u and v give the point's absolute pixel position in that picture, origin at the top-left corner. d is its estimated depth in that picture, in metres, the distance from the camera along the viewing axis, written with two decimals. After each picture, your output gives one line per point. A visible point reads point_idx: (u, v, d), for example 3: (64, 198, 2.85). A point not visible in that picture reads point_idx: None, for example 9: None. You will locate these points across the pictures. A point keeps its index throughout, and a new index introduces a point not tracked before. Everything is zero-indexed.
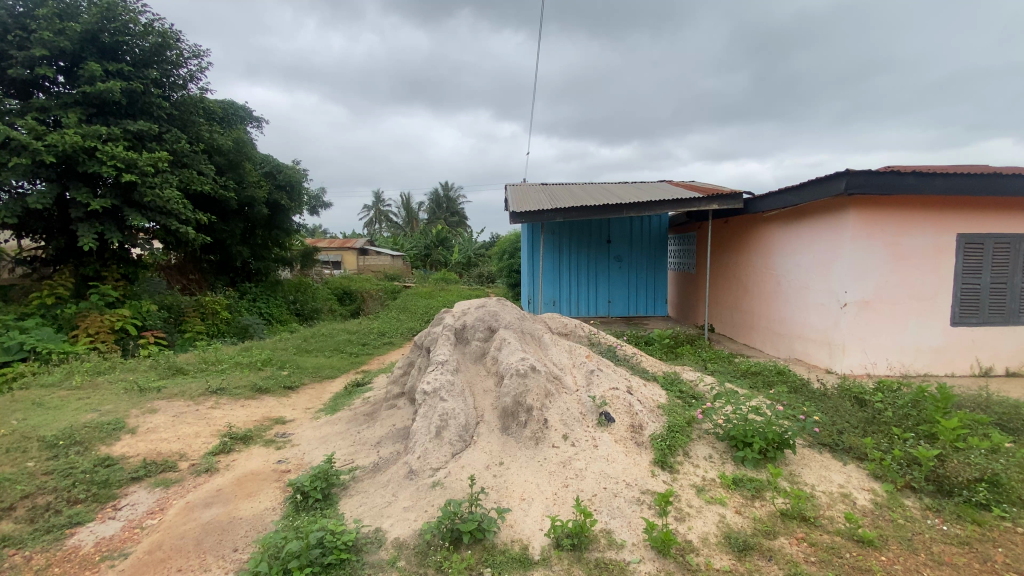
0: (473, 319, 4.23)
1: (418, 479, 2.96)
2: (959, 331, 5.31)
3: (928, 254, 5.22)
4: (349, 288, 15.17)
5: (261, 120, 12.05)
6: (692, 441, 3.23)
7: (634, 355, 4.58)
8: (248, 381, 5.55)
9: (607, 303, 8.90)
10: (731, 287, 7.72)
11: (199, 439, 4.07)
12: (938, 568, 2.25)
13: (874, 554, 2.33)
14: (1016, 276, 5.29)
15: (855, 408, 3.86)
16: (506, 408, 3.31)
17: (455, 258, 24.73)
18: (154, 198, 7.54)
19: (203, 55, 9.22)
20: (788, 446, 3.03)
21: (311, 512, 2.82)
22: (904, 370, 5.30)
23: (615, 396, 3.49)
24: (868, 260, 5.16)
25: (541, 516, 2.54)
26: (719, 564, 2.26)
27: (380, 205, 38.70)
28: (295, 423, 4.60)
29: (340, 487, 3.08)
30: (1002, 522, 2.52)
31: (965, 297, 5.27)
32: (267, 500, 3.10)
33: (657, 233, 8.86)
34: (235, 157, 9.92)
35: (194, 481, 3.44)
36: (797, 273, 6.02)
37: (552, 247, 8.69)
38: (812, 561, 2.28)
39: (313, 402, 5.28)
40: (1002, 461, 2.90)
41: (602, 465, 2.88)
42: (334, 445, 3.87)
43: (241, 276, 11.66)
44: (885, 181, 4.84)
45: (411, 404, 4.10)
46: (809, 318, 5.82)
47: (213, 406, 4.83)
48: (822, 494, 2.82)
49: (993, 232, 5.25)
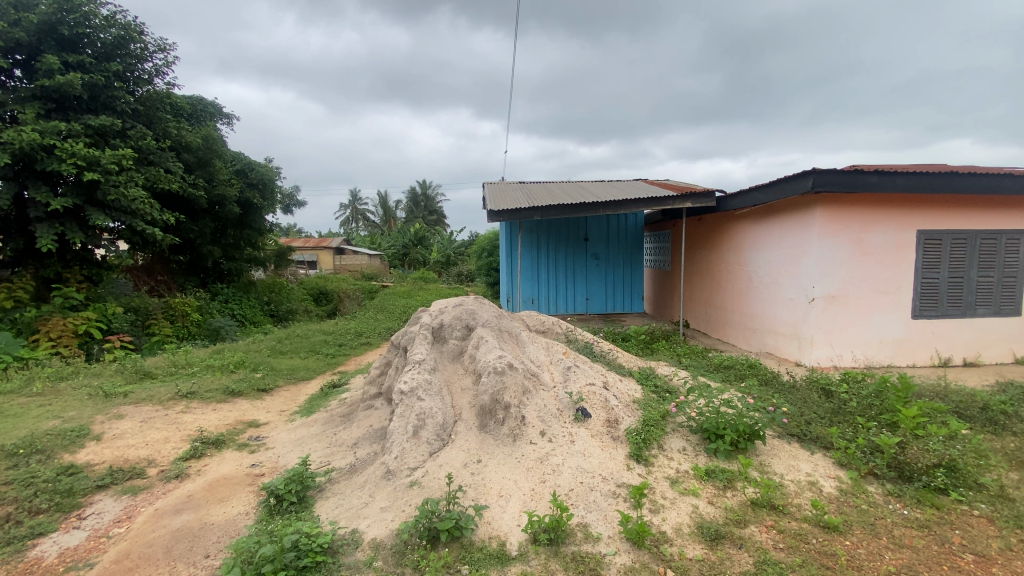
0: (451, 317, 4.23)
1: (395, 479, 2.94)
2: (920, 323, 5.54)
3: (890, 249, 5.43)
4: (325, 287, 14.92)
5: (232, 116, 11.76)
6: (667, 434, 3.28)
7: (611, 351, 4.65)
8: (220, 385, 5.41)
9: (585, 300, 8.98)
10: (706, 283, 7.86)
11: (169, 444, 3.97)
12: (899, 550, 2.35)
13: (839, 539, 2.42)
14: (972, 270, 5.54)
15: (823, 399, 4.00)
16: (484, 406, 3.33)
17: (434, 256, 24.54)
18: (118, 197, 7.30)
19: (170, 50, 8.98)
20: (759, 437, 3.11)
21: (286, 515, 2.77)
22: (869, 362, 5.50)
23: (592, 391, 3.53)
24: (834, 256, 5.34)
25: (519, 513, 2.55)
26: (692, 554, 2.32)
27: (357, 204, 38.31)
28: (270, 425, 4.53)
29: (315, 489, 3.04)
30: (959, 506, 2.66)
31: (926, 291, 5.50)
32: (240, 505, 3.04)
33: (633, 231, 8.99)
34: (205, 155, 9.55)
35: (164, 488, 3.35)
36: (768, 269, 6.19)
37: (530, 245, 8.72)
38: (780, 547, 2.36)
39: (288, 404, 5.19)
40: (959, 446, 3.05)
41: (579, 460, 2.91)
42: (309, 447, 3.82)
43: (212, 277, 11.35)
44: (849, 179, 5.01)
45: (389, 404, 4.07)
46: (779, 313, 5.98)
47: (184, 410, 4.71)
48: (790, 482, 2.91)
49: (952, 229, 5.48)
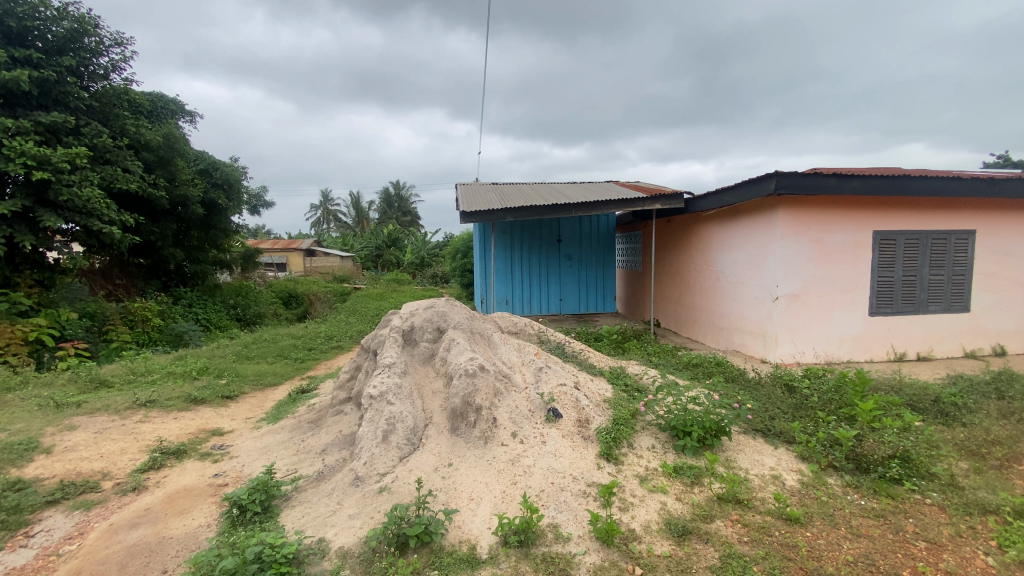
0: (422, 320, 4.18)
1: (364, 485, 2.89)
2: (877, 320, 5.78)
3: (848, 249, 5.64)
4: (295, 290, 14.58)
5: (194, 114, 11.37)
6: (636, 432, 3.33)
7: (583, 351, 4.69)
8: (181, 392, 5.22)
9: (559, 301, 9.03)
10: (675, 283, 8.02)
11: (125, 456, 3.81)
12: (857, 540, 2.43)
13: (800, 530, 2.50)
14: (924, 269, 5.81)
15: (786, 395, 4.13)
16: (456, 408, 3.30)
17: (408, 257, 24.30)
18: (72, 197, 6.99)
19: (128, 44, 8.64)
20: (725, 433, 3.19)
21: (249, 526, 2.69)
22: (829, 358, 5.71)
23: (563, 391, 3.56)
24: (796, 256, 5.52)
25: (490, 515, 2.55)
26: (660, 550, 2.35)
27: (328, 205, 37.62)
28: (234, 433, 4.39)
29: (281, 498, 2.97)
30: (913, 495, 2.79)
31: (881, 289, 5.74)
32: (200, 517, 2.93)
33: (605, 232, 9.09)
34: (166, 154, 9.17)
35: (120, 502, 3.20)
36: (734, 268, 6.35)
37: (503, 247, 8.73)
38: (744, 540, 2.42)
39: (254, 412, 5.05)
40: (912, 438, 3.19)
41: (550, 460, 2.93)
42: (276, 455, 3.72)
43: (175, 280, 10.94)
44: (809, 182, 5.19)
45: (359, 409, 4.00)
46: (745, 311, 6.14)
47: (142, 420, 4.52)
48: (755, 477, 2.99)
49: (905, 229, 5.74)
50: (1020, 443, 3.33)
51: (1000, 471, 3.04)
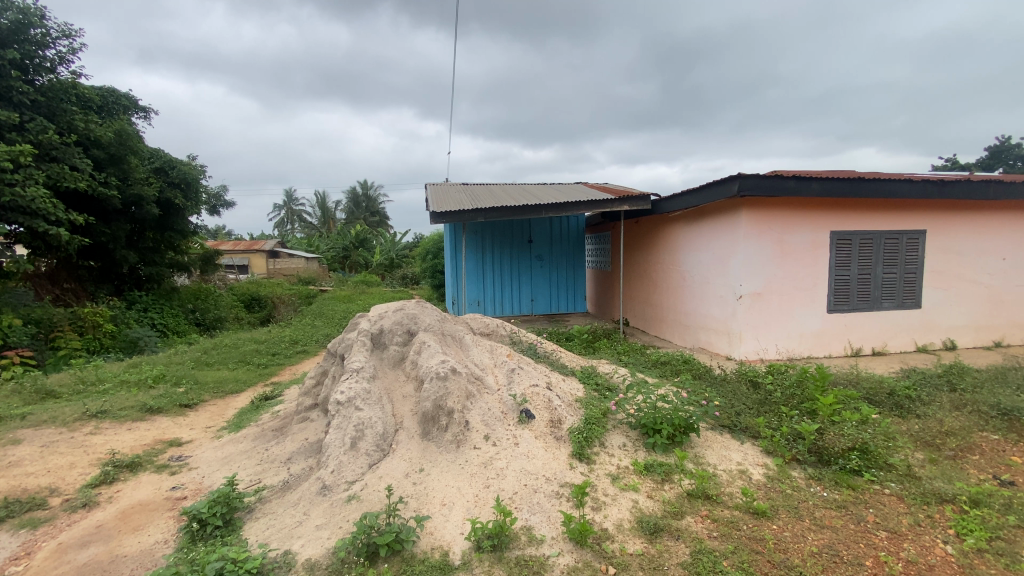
0: (391, 323, 4.10)
1: (332, 494, 2.81)
2: (834, 317, 6.01)
3: (807, 249, 5.85)
4: (257, 293, 14.11)
5: (148, 110, 10.84)
6: (608, 431, 3.35)
7: (555, 351, 4.70)
8: (136, 402, 4.96)
9: (530, 301, 9.05)
10: (643, 283, 8.14)
11: (74, 471, 3.58)
12: (820, 531, 2.51)
13: (767, 523, 2.57)
14: (878, 268, 6.09)
15: (751, 391, 4.24)
16: (427, 413, 3.26)
17: (377, 258, 23.91)
18: (13, 196, 6.56)
19: (77, 36, 8.19)
20: (693, 430, 3.25)
21: (210, 541, 2.57)
22: (790, 354, 5.91)
23: (536, 392, 3.55)
24: (758, 255, 5.69)
25: (462, 520, 2.51)
26: (633, 548, 2.37)
27: (292, 205, 36.64)
28: (193, 444, 4.20)
29: (244, 510, 2.85)
30: (872, 485, 2.90)
31: (838, 287, 5.98)
32: (157, 533, 2.79)
33: (575, 233, 9.15)
34: (118, 152, 8.67)
35: (69, 519, 3.01)
36: (699, 268, 6.50)
37: (474, 248, 8.69)
38: (714, 536, 2.46)
39: (215, 420, 4.84)
40: (870, 430, 3.34)
41: (523, 462, 2.91)
42: (238, 465, 3.58)
43: (128, 284, 10.39)
44: (770, 184, 5.35)
45: (326, 416, 3.89)
46: (711, 310, 6.30)
47: (93, 432, 4.27)
48: (723, 472, 3.05)
49: (860, 230, 5.99)
50: (971, 434, 3.52)
51: (953, 461, 3.20)
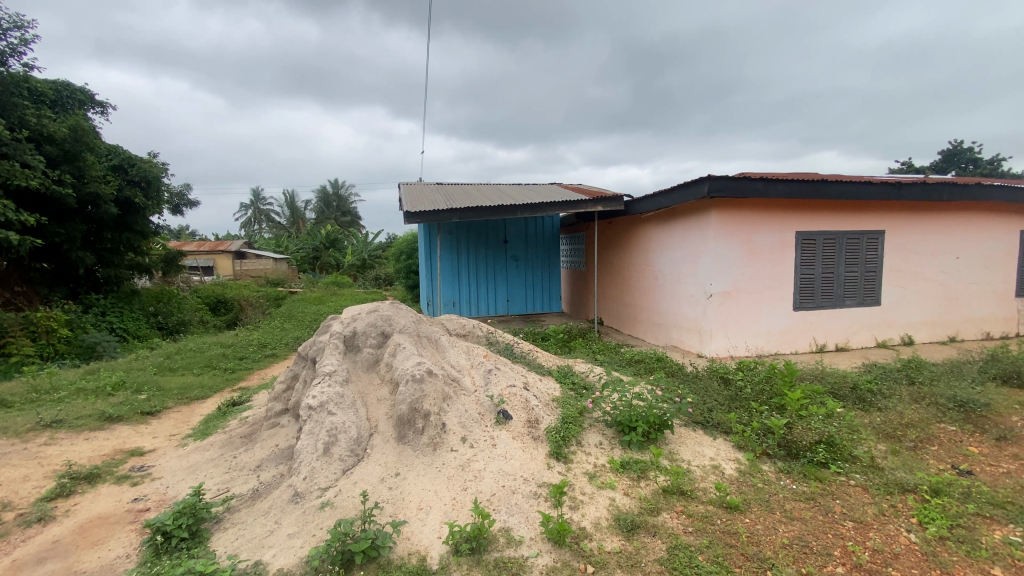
0: (365, 325, 4.03)
1: (305, 502, 2.74)
2: (800, 314, 6.21)
3: (774, 248, 6.02)
4: (223, 295, 13.67)
5: (106, 105, 10.36)
6: (584, 430, 3.36)
7: (531, 351, 4.70)
8: (94, 410, 4.73)
9: (506, 301, 9.04)
10: (617, 282, 8.23)
11: (27, 484, 3.39)
12: (791, 523, 2.58)
13: (740, 517, 2.63)
14: (840, 267, 6.31)
15: (722, 387, 4.33)
16: (403, 416, 3.21)
17: (348, 259, 23.49)
18: None
19: (29, 27, 7.77)
20: (668, 427, 3.29)
21: (175, 554, 2.46)
22: (759, 351, 6.07)
23: (513, 392, 3.54)
24: (727, 255, 5.83)
25: (440, 524, 2.48)
26: (611, 546, 2.38)
27: (259, 204, 35.69)
28: (156, 453, 4.03)
29: (212, 521, 2.75)
30: (838, 477, 3.00)
31: (804, 286, 6.17)
32: (119, 547, 2.66)
33: (550, 233, 9.19)
34: (73, 149, 8.28)
35: (23, 535, 2.84)
36: (671, 268, 6.61)
37: (449, 248, 8.63)
38: (690, 531, 2.50)
39: (179, 428, 4.66)
40: (835, 423, 3.46)
41: (500, 463, 2.89)
42: (205, 474, 3.45)
43: (85, 286, 9.90)
44: (739, 186, 5.49)
45: (297, 421, 3.79)
46: (682, 308, 6.41)
47: (48, 442, 4.05)
48: (697, 468, 3.10)
49: (824, 230, 6.20)
50: (929, 426, 3.69)
51: (913, 452, 3.34)
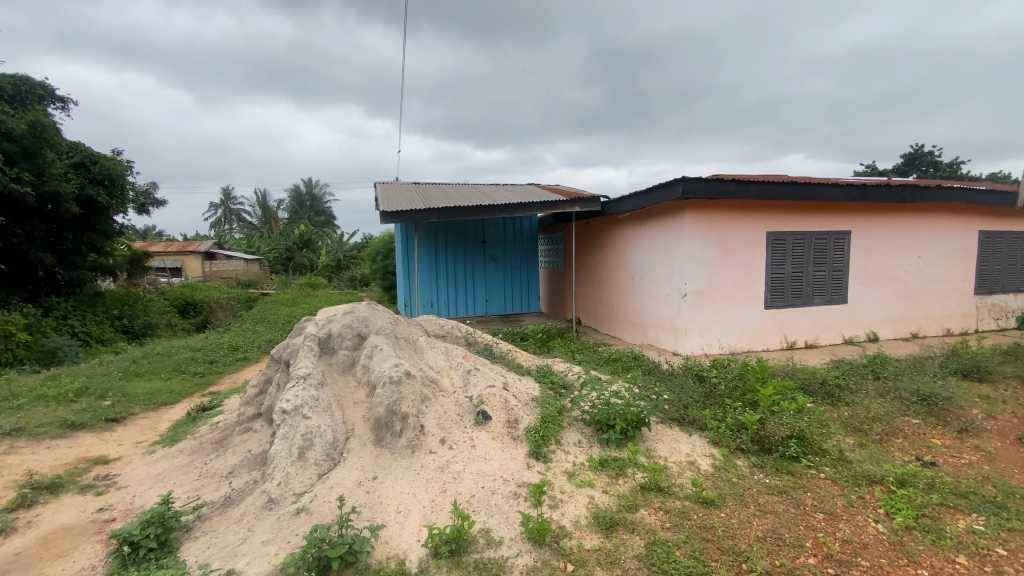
0: (340, 327, 3.97)
1: (279, 508, 2.68)
2: (771, 312, 6.37)
3: (746, 248, 6.16)
4: (192, 297, 13.27)
5: (66, 100, 9.91)
6: (563, 429, 3.38)
7: (510, 351, 4.70)
8: (55, 417, 4.54)
9: (484, 302, 9.03)
10: (594, 282, 8.31)
11: None
12: (764, 516, 2.65)
13: (715, 511, 2.68)
14: (809, 266, 6.50)
15: (697, 384, 4.41)
16: (380, 418, 3.17)
17: (323, 259, 23.10)
18: None
19: None
20: (645, 424, 3.34)
21: (143, 565, 2.38)
22: (732, 348, 6.21)
23: (493, 393, 3.53)
24: (701, 255, 5.94)
25: (418, 527, 2.45)
26: (590, 544, 2.40)
27: (230, 204, 34.77)
28: (122, 461, 3.89)
29: (182, 529, 2.66)
30: (809, 470, 3.09)
31: (774, 285, 6.34)
32: (83, 559, 2.55)
33: (528, 234, 9.21)
34: (32, 145, 7.94)
35: None
36: (647, 268, 6.70)
37: (427, 249, 8.57)
38: (667, 526, 2.54)
39: (146, 434, 4.50)
40: (805, 418, 3.56)
41: (480, 464, 2.88)
42: (174, 481, 3.34)
43: (45, 289, 9.49)
44: (712, 187, 5.60)
45: (270, 425, 3.71)
46: (658, 308, 6.51)
47: (5, 452, 3.86)
48: (673, 464, 3.15)
49: (793, 231, 6.38)
50: (894, 419, 3.83)
51: (880, 445, 3.47)
